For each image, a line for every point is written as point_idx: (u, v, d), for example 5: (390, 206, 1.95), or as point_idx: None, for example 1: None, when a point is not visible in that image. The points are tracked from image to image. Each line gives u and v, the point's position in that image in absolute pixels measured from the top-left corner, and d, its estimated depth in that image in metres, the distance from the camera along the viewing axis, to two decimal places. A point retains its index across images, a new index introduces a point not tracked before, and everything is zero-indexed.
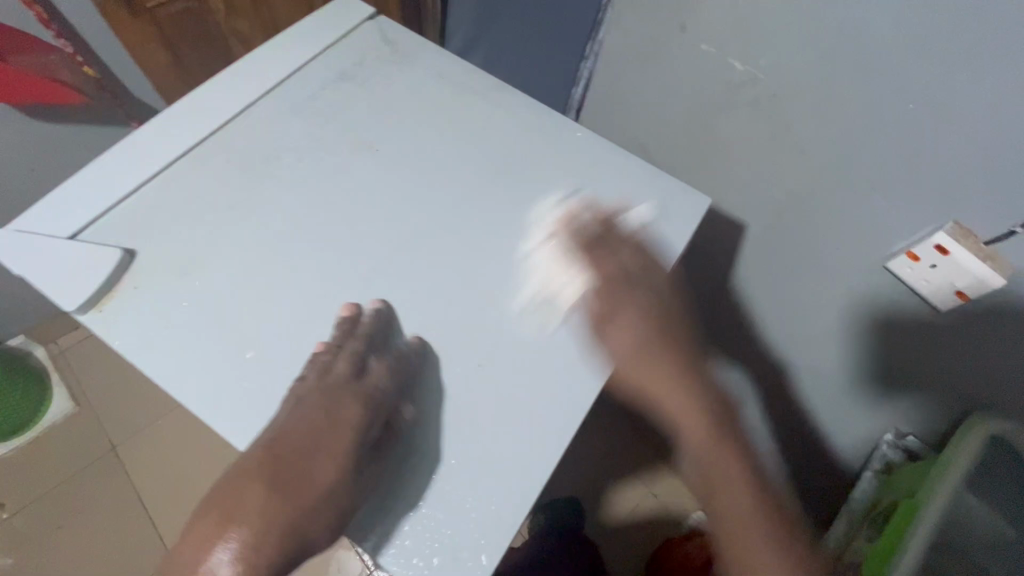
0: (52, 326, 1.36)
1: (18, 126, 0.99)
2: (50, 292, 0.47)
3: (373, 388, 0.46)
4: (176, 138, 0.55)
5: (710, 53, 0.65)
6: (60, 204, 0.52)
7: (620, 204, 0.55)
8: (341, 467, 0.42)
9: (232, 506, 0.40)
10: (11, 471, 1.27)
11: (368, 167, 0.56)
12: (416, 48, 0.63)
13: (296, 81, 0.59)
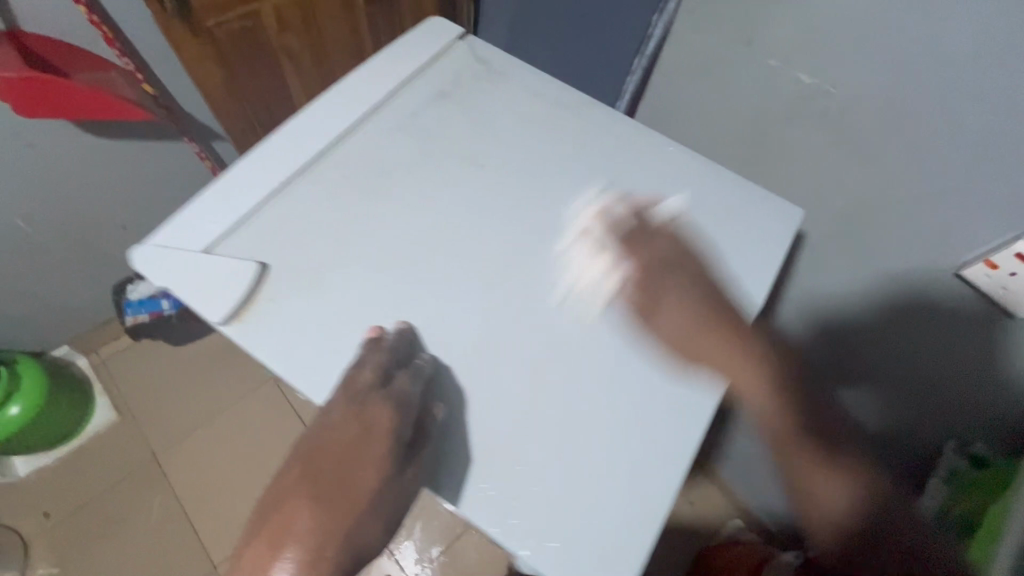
0: (96, 336, 1.38)
1: (77, 142, 1.02)
2: (201, 306, 0.50)
3: (399, 396, 0.47)
4: (293, 159, 0.57)
5: (779, 68, 0.67)
6: (194, 220, 0.54)
7: (724, 216, 0.56)
8: (376, 476, 0.46)
9: (283, 525, 0.44)
10: (56, 479, 1.28)
11: (471, 183, 0.57)
12: (507, 65, 0.64)
13: (398, 99, 0.61)
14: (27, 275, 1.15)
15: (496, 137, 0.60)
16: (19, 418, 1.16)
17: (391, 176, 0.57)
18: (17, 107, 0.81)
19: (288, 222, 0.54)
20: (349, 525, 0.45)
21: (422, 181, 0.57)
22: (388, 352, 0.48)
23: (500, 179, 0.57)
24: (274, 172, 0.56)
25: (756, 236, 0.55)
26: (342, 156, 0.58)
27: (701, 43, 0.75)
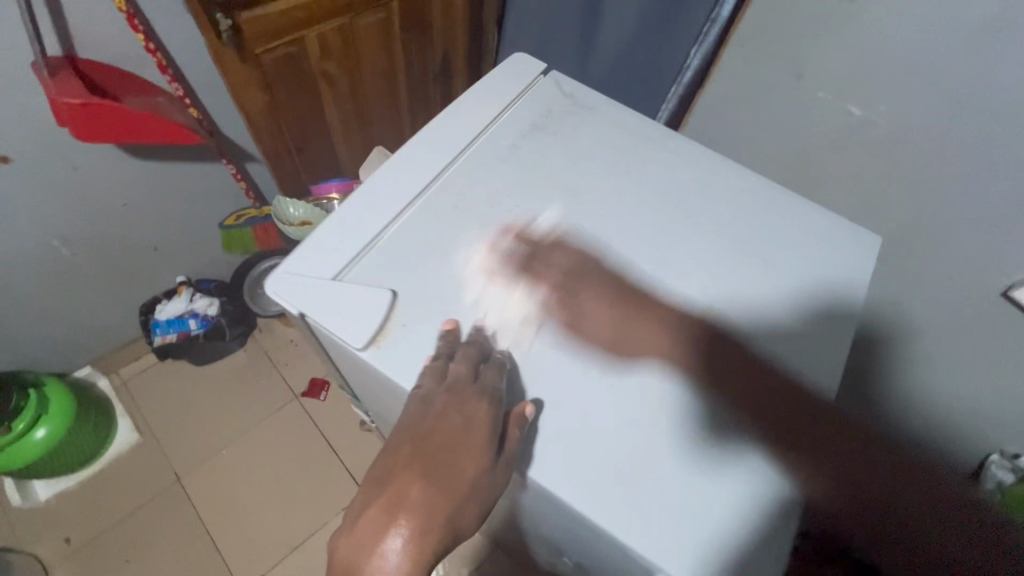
0: (118, 357, 1.38)
1: (122, 163, 1.04)
2: (340, 332, 0.51)
3: (491, 386, 0.48)
4: (405, 185, 0.59)
5: (828, 100, 0.74)
6: (317, 249, 0.56)
7: (812, 236, 0.58)
8: (480, 461, 0.45)
9: (395, 500, 0.43)
10: (77, 503, 1.26)
11: (569, 208, 0.59)
12: (593, 100, 0.68)
13: (494, 131, 0.64)
14: (59, 295, 1.15)
15: (586, 165, 0.62)
16: (46, 441, 1.14)
17: (498, 201, 0.59)
18: (76, 132, 0.82)
19: (406, 244, 0.56)
20: (455, 511, 0.44)
21: (533, 205, 0.59)
22: (471, 348, 0.49)
23: (598, 203, 0.60)
24: (387, 201, 0.58)
25: (843, 255, 0.57)
26: (447, 182, 0.60)
27: (745, 75, 0.81)
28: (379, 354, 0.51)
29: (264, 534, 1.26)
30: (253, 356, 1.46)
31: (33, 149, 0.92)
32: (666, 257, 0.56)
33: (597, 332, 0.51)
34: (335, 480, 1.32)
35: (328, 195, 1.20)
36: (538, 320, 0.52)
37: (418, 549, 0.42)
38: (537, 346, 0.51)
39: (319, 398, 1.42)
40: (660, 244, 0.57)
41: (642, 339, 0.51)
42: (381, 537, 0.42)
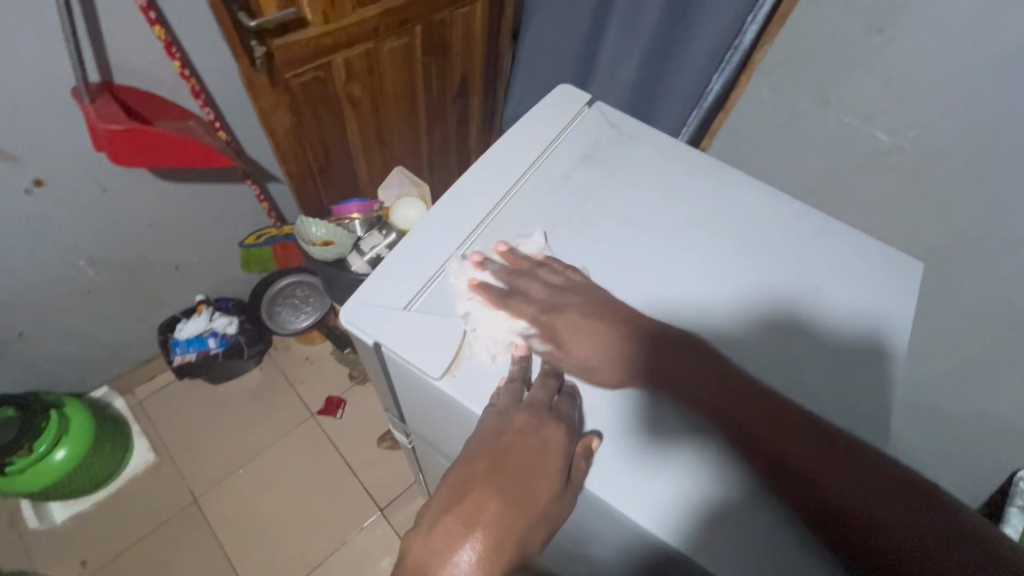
0: (134, 376, 1.38)
1: (151, 185, 1.05)
2: (416, 362, 0.53)
3: (566, 412, 0.50)
4: (469, 215, 0.61)
5: (855, 125, 0.76)
6: (385, 280, 0.57)
7: (856, 261, 0.60)
8: (554, 484, 0.47)
9: (471, 512, 0.44)
10: (94, 525, 1.25)
11: (624, 236, 0.61)
12: (637, 129, 0.70)
13: (546, 161, 0.66)
14: (81, 315, 1.15)
15: (635, 194, 0.64)
16: (65, 462, 1.14)
17: (558, 230, 0.61)
18: (114, 156, 0.83)
19: (473, 272, 0.58)
20: (528, 530, 0.45)
21: (589, 235, 0.61)
22: (544, 377, 0.52)
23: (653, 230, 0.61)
24: (450, 233, 0.60)
25: (884, 278, 0.59)
26: (509, 211, 0.62)
27: (771, 100, 0.84)
28: (456, 382, 0.53)
29: (282, 552, 1.25)
30: (270, 374, 1.46)
31: (66, 172, 0.93)
32: (723, 289, 0.57)
33: (661, 361, 0.53)
34: (357, 498, 1.32)
35: (350, 215, 1.22)
36: (607, 350, 0.54)
37: (488, 563, 0.43)
38: (606, 374, 0.53)
39: (336, 416, 1.42)
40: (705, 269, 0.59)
41: (703, 368, 0.53)
42: (453, 550, 0.42)
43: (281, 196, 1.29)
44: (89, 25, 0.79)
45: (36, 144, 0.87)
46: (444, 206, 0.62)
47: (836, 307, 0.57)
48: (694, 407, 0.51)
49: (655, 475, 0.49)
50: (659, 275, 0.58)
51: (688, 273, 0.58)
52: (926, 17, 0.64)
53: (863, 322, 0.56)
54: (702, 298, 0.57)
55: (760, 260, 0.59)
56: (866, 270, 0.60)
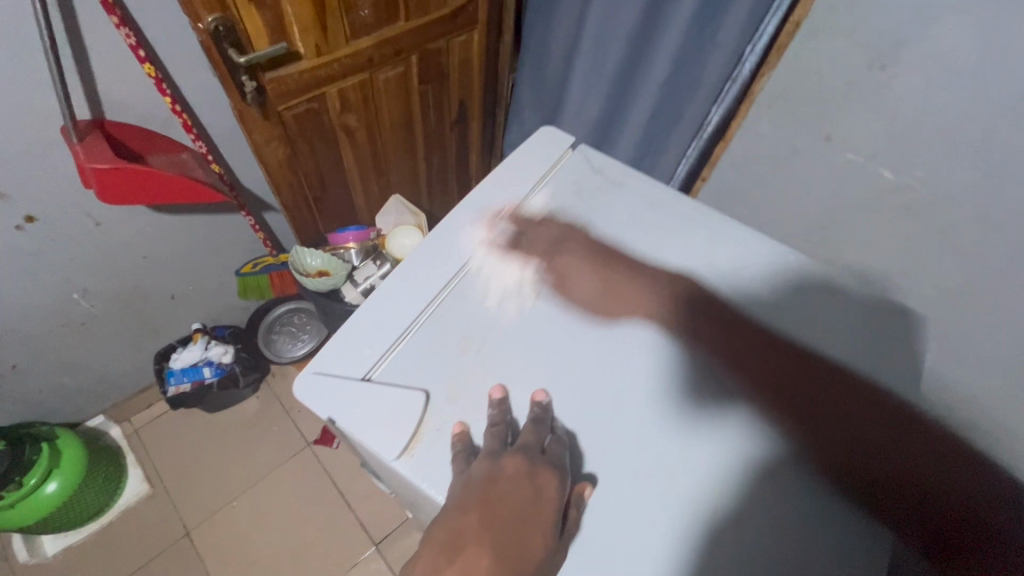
0: (130, 405, 1.37)
1: (146, 218, 1.05)
2: (374, 442, 0.50)
3: (559, 459, 0.48)
4: (440, 272, 0.59)
5: (858, 162, 0.73)
6: (348, 342, 0.55)
7: (854, 313, 0.58)
8: (549, 538, 0.45)
9: (463, 571, 0.42)
10: (84, 559, 1.23)
11: (606, 291, 0.59)
12: (624, 175, 0.68)
13: (527, 209, 0.64)
14: (74, 346, 1.14)
15: (616, 250, 0.62)
16: (56, 495, 1.12)
17: (533, 288, 0.59)
18: (102, 194, 0.82)
19: (443, 334, 0.56)
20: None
21: (572, 292, 0.59)
22: (534, 423, 0.50)
23: (634, 287, 0.59)
24: (421, 287, 0.58)
25: (880, 332, 0.57)
26: (486, 265, 0.60)
27: (770, 134, 0.81)
28: (414, 463, 0.50)
29: None
30: (265, 402, 1.45)
31: (57, 208, 0.93)
32: (715, 345, 0.55)
33: (639, 434, 0.51)
34: (350, 530, 1.28)
35: (345, 244, 1.21)
36: (585, 422, 0.52)
37: None
38: (580, 447, 0.51)
39: (331, 446, 1.39)
40: (691, 330, 0.56)
41: (681, 443, 0.51)
42: None
43: (278, 225, 1.29)
44: (77, 65, 0.79)
45: (25, 182, 0.87)
46: (413, 262, 0.60)
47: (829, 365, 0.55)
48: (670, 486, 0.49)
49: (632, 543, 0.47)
50: (642, 335, 0.56)
51: (672, 334, 0.56)
52: (930, 54, 0.61)
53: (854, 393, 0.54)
54: (686, 364, 0.55)
55: (744, 323, 0.57)
56: (861, 329, 0.57)
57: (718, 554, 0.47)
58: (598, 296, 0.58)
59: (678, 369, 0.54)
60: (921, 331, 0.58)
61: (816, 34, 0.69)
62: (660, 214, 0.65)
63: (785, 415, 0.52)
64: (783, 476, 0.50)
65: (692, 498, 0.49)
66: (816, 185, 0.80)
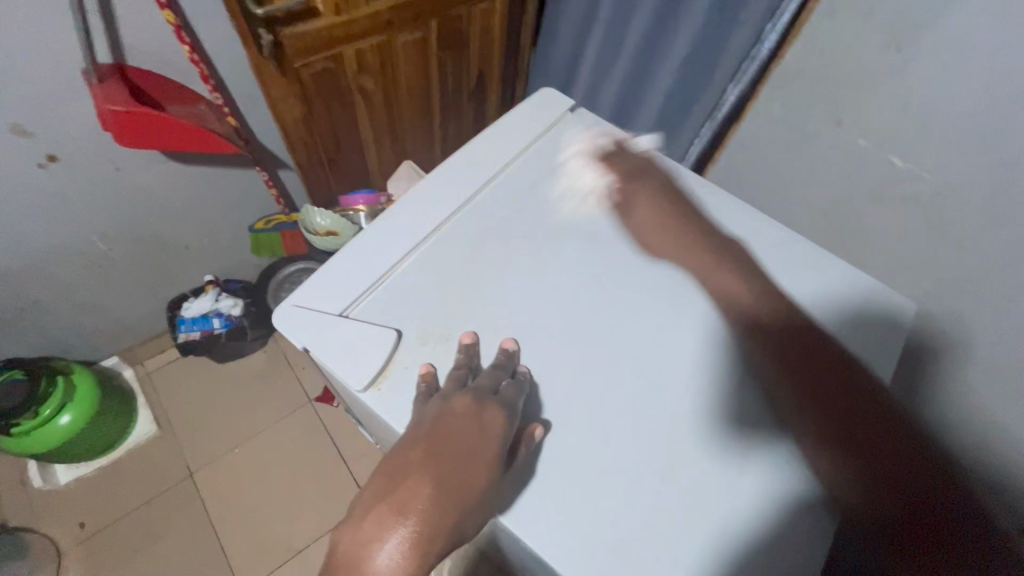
0: (144, 349, 1.42)
1: (163, 166, 1.07)
2: (342, 372, 0.52)
3: (510, 400, 0.49)
4: (426, 220, 0.60)
5: (867, 148, 0.72)
6: (328, 282, 0.57)
7: (842, 294, 0.58)
8: (493, 469, 0.46)
9: (404, 498, 0.43)
10: (94, 489, 1.29)
11: (589, 253, 0.60)
12: (620, 141, 0.67)
13: (517, 167, 0.65)
14: (93, 287, 1.19)
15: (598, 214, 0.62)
16: (68, 428, 1.17)
17: (516, 244, 0.60)
18: (118, 136, 0.85)
19: (421, 281, 0.57)
20: (462, 519, 0.43)
21: (558, 248, 0.60)
22: (494, 368, 0.52)
23: (614, 254, 0.60)
24: (406, 234, 0.59)
25: (867, 315, 0.56)
26: (476, 215, 0.61)
27: (782, 116, 0.80)
28: (380, 396, 0.52)
29: (266, 532, 1.27)
30: (271, 357, 1.49)
31: (79, 150, 0.96)
32: (696, 319, 0.56)
33: (610, 392, 0.52)
34: (343, 485, 1.33)
35: (355, 206, 1.22)
36: (558, 376, 0.53)
37: (417, 550, 0.41)
38: (552, 400, 0.52)
39: (332, 404, 1.43)
40: (675, 303, 0.57)
41: (649, 399, 0.52)
42: (381, 539, 0.41)
43: (292, 184, 1.31)
44: (102, 9, 0.81)
45: (50, 122, 0.90)
46: (401, 210, 0.61)
47: None
48: (636, 446, 0.50)
49: (592, 492, 0.48)
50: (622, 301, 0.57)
51: (654, 304, 0.57)
52: (949, 35, 0.59)
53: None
54: (664, 332, 0.55)
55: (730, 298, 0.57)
56: (846, 307, 0.57)
57: (685, 518, 0.47)
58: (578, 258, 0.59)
59: None
60: (907, 316, 0.57)
61: (834, 12, 0.68)
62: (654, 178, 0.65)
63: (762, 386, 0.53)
64: (756, 443, 0.50)
65: (657, 456, 0.49)
66: (824, 171, 0.78)
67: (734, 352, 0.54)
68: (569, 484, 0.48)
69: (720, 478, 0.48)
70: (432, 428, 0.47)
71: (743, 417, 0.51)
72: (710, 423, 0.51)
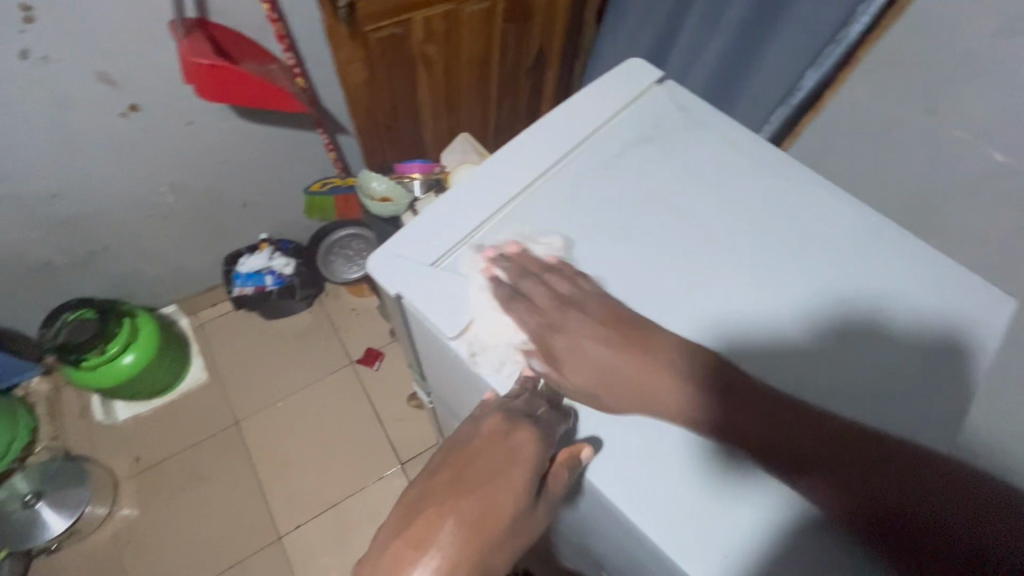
0: (199, 300, 1.49)
1: (232, 123, 1.11)
2: (435, 319, 0.53)
3: (546, 425, 0.47)
4: (513, 182, 0.60)
5: (964, 139, 0.69)
6: (419, 235, 0.57)
7: (940, 286, 0.54)
8: (523, 496, 0.44)
9: (425, 530, 0.41)
10: (149, 428, 1.37)
11: (672, 220, 0.58)
12: (708, 115, 0.65)
13: (604, 134, 0.63)
14: (158, 236, 1.25)
15: (688, 184, 0.60)
16: (130, 367, 1.24)
17: (601, 209, 0.58)
18: (201, 89, 0.88)
19: (507, 241, 0.57)
20: (488, 550, 0.41)
21: (640, 214, 0.58)
22: (532, 393, 0.50)
23: (700, 227, 0.57)
24: (495, 194, 0.59)
25: (965, 309, 0.53)
26: (562, 178, 0.60)
27: (866, 104, 0.77)
28: (468, 347, 0.52)
29: (300, 490, 1.32)
30: (316, 320, 1.53)
31: (158, 102, 1.00)
32: (785, 301, 0.53)
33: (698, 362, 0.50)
34: (379, 447, 1.37)
35: (410, 174, 1.23)
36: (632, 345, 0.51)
37: None
38: None
39: (373, 367, 1.47)
40: (760, 278, 0.54)
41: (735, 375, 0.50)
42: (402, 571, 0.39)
43: (350, 149, 1.32)
44: None
45: (135, 72, 0.93)
46: (489, 170, 0.61)
47: (905, 325, 0.52)
48: (717, 422, 0.47)
49: (671, 463, 0.47)
50: (708, 272, 0.55)
51: (738, 277, 0.54)
52: None
53: (924, 358, 0.51)
54: (751, 309, 0.52)
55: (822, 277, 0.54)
56: (941, 296, 0.54)
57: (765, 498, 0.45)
58: (665, 228, 0.57)
59: (743, 309, 0.52)
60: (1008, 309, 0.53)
61: None
62: (740, 153, 0.62)
63: (855, 371, 0.50)
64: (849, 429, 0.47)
65: (739, 430, 0.47)
66: (910, 163, 0.75)
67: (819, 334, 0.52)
68: (646, 452, 0.47)
69: (799, 462, 0.46)
70: (461, 456, 0.45)
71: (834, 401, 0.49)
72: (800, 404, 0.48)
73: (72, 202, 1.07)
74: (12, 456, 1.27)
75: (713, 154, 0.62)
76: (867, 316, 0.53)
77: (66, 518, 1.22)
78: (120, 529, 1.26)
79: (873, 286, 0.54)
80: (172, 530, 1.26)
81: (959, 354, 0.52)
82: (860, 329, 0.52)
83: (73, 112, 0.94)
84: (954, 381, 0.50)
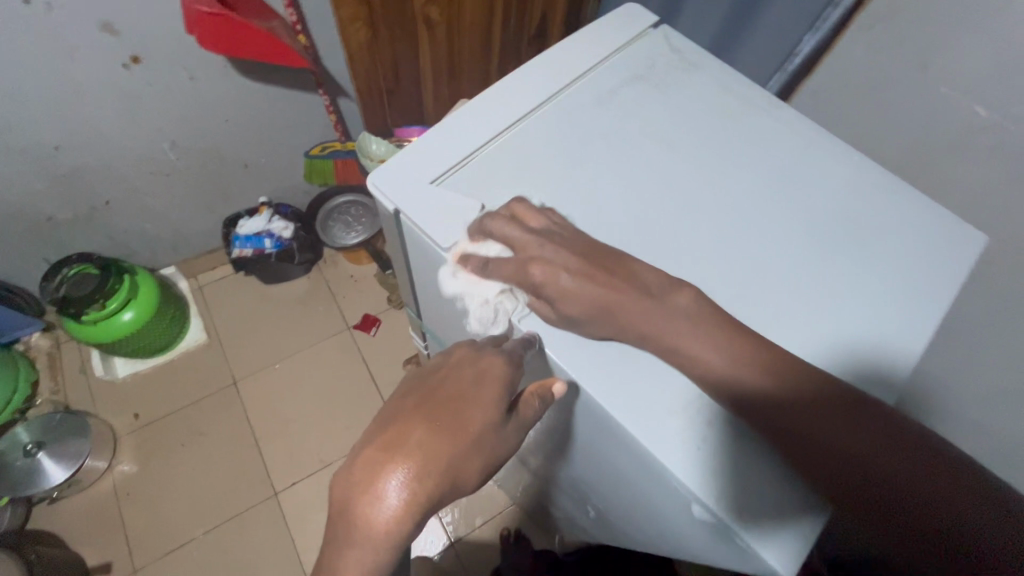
0: (198, 262, 1.50)
1: (234, 80, 1.11)
2: (431, 230, 0.54)
3: (514, 351, 0.48)
4: (509, 110, 0.60)
5: (951, 97, 0.70)
6: (416, 157, 0.58)
7: (914, 226, 0.57)
8: (496, 409, 0.43)
9: (396, 437, 0.38)
10: (148, 385, 1.39)
11: (664, 155, 0.59)
12: (702, 59, 0.66)
13: (599, 73, 0.64)
14: (158, 194, 1.26)
15: (682, 121, 0.61)
16: (130, 323, 1.27)
17: (594, 141, 0.59)
18: (202, 39, 0.89)
19: (504, 163, 0.58)
20: (464, 458, 0.40)
21: (631, 149, 0.59)
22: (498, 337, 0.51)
23: (689, 162, 0.59)
24: (491, 120, 0.60)
25: (940, 248, 0.56)
26: (555, 110, 0.62)
27: (861, 62, 0.78)
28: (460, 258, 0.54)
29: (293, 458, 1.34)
30: (314, 284, 1.54)
31: (160, 53, 1.00)
32: (766, 232, 0.55)
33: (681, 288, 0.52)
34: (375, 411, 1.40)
35: (409, 138, 1.25)
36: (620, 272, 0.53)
37: (417, 493, 0.37)
38: None
39: (370, 332, 1.49)
40: (748, 213, 0.56)
41: (720, 294, 0.51)
42: (379, 481, 0.36)
43: (350, 112, 1.33)
44: None
45: (137, 22, 0.93)
46: (486, 99, 0.62)
47: (883, 259, 0.55)
48: None
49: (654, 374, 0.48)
50: (698, 206, 0.56)
51: (726, 212, 0.56)
52: None
53: (899, 288, 0.53)
54: (735, 237, 0.55)
55: (804, 213, 0.56)
56: (917, 236, 0.56)
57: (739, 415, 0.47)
58: (654, 159, 0.59)
59: (727, 237, 0.55)
60: (976, 244, 0.57)
61: None
62: (735, 96, 0.64)
63: (830, 300, 0.52)
64: (822, 347, 0.50)
65: None
66: (901, 121, 0.77)
67: (800, 264, 0.54)
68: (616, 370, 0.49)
69: None
70: (433, 376, 0.44)
71: (812, 325, 0.51)
72: (777, 326, 0.50)
73: (74, 155, 1.08)
74: (13, 408, 1.29)
75: (705, 96, 0.63)
76: (846, 252, 0.55)
77: (65, 469, 1.23)
78: (120, 483, 1.28)
79: (857, 225, 0.56)
80: (173, 482, 1.30)
81: (932, 288, 0.54)
82: (837, 261, 0.54)
83: (75, 62, 0.94)
84: (934, 308, 0.52)
